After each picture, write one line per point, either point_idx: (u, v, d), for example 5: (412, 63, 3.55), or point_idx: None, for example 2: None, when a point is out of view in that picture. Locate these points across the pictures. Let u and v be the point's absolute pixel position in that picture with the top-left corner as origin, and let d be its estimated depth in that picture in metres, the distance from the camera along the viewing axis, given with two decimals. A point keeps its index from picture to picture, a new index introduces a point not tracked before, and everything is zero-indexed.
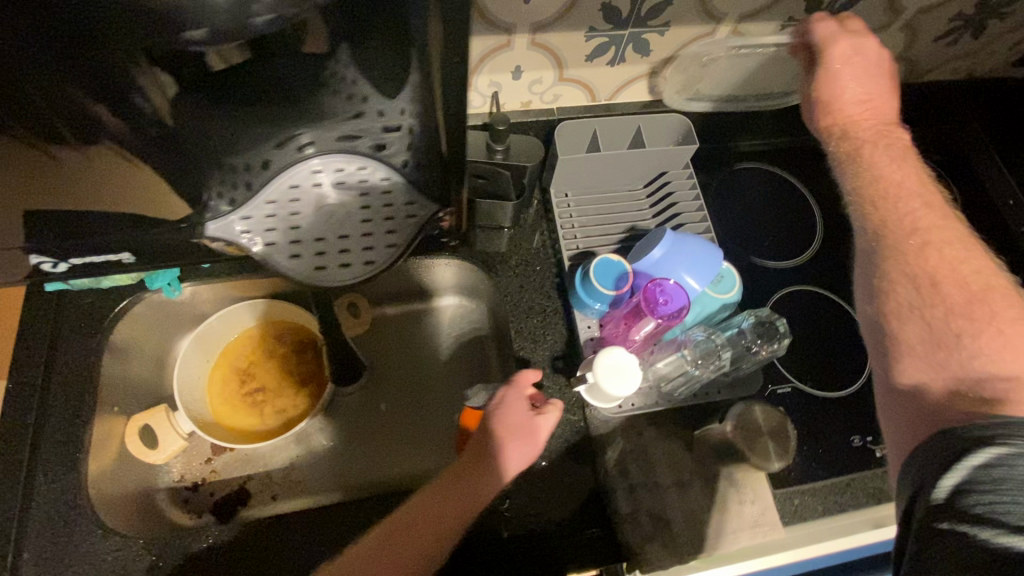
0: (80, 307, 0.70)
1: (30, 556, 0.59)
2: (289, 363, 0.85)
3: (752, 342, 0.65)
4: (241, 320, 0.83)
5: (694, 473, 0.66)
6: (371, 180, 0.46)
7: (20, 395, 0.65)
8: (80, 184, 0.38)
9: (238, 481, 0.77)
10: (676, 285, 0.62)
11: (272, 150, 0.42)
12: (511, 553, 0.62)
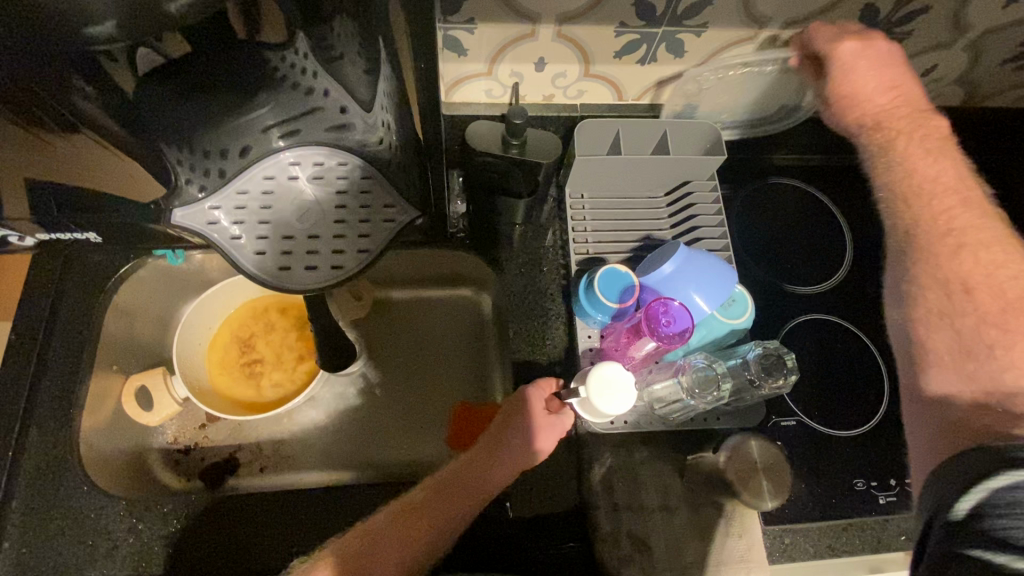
0: (89, 266, 0.71)
1: (19, 504, 0.60)
2: (291, 338, 0.86)
3: (755, 376, 0.59)
4: (247, 290, 0.84)
5: (681, 498, 0.64)
6: (342, 180, 0.52)
7: (23, 347, 0.66)
8: (74, 169, 0.50)
9: (228, 450, 0.78)
10: (682, 306, 0.59)
11: (249, 141, 0.49)
12: (486, 558, 0.61)
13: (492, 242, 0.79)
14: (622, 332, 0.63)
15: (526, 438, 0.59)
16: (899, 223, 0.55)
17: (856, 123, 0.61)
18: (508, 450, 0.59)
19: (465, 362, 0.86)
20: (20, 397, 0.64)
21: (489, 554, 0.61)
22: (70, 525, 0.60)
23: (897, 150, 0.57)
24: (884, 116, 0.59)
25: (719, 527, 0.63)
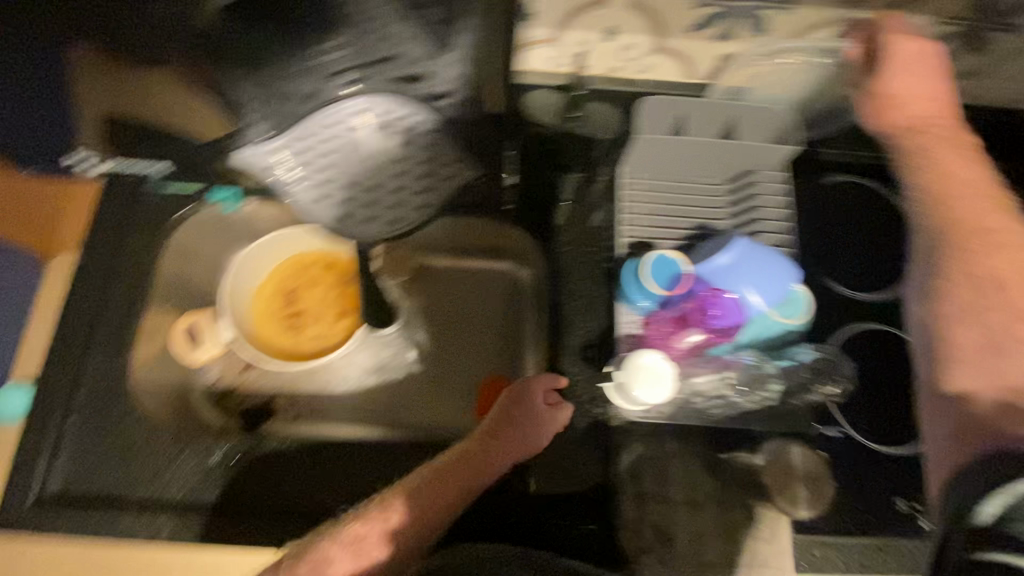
0: (150, 205, 0.74)
1: (76, 419, 0.64)
2: (332, 295, 0.86)
3: (809, 378, 0.65)
4: (292, 244, 0.84)
5: (710, 495, 0.62)
6: (404, 121, 0.68)
7: (88, 276, 0.70)
8: (145, 105, 0.61)
9: (266, 395, 0.81)
10: (735, 300, 0.57)
11: (324, 85, 0.59)
12: (506, 533, 0.61)
13: (540, 218, 0.78)
14: (667, 321, 0.60)
15: (523, 433, 0.60)
16: (927, 226, 0.59)
17: (895, 124, 0.62)
18: (507, 443, 0.59)
19: (499, 336, 0.85)
20: (81, 323, 0.67)
21: (507, 527, 0.61)
22: (122, 448, 0.64)
23: (931, 155, 0.60)
24: (928, 122, 0.62)
25: (747, 529, 0.61)
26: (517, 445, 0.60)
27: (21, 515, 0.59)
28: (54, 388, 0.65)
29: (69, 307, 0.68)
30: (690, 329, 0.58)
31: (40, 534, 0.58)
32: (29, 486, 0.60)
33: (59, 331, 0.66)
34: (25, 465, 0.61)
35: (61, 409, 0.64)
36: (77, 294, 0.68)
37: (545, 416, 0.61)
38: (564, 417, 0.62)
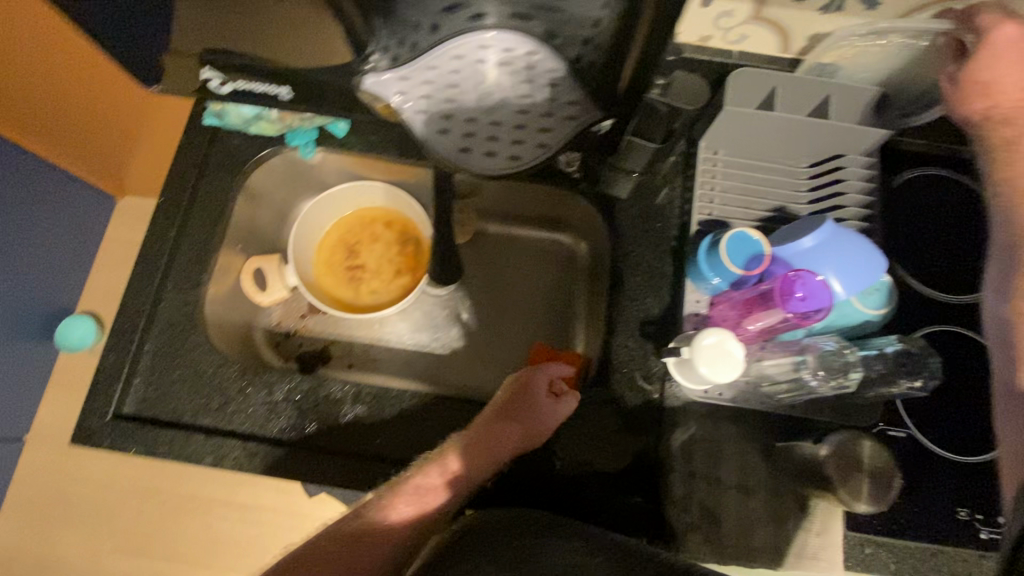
0: (226, 145, 0.74)
1: (151, 348, 0.67)
2: (392, 251, 0.89)
3: (890, 372, 0.59)
4: (358, 198, 0.86)
5: (762, 482, 0.61)
6: (533, 65, 0.52)
7: (168, 211, 0.72)
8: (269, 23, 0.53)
9: (322, 342, 0.83)
10: (821, 283, 0.55)
11: (445, 16, 0.48)
12: (548, 497, 0.62)
13: (610, 189, 0.75)
14: (740, 302, 0.59)
15: (523, 424, 0.60)
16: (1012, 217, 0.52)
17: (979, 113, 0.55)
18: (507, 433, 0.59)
19: (551, 305, 0.86)
20: (161, 256, 0.70)
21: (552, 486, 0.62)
22: (192, 376, 0.66)
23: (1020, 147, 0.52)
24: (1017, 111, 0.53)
25: (795, 519, 0.60)
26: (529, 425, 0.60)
27: (103, 427, 0.63)
28: (134, 316, 0.68)
29: (149, 239, 0.70)
30: (769, 311, 0.56)
31: (124, 450, 0.63)
32: (109, 402, 0.64)
33: (141, 261, 0.70)
34: (106, 382, 0.65)
35: (138, 336, 0.67)
36: (158, 226, 0.71)
37: (546, 407, 0.61)
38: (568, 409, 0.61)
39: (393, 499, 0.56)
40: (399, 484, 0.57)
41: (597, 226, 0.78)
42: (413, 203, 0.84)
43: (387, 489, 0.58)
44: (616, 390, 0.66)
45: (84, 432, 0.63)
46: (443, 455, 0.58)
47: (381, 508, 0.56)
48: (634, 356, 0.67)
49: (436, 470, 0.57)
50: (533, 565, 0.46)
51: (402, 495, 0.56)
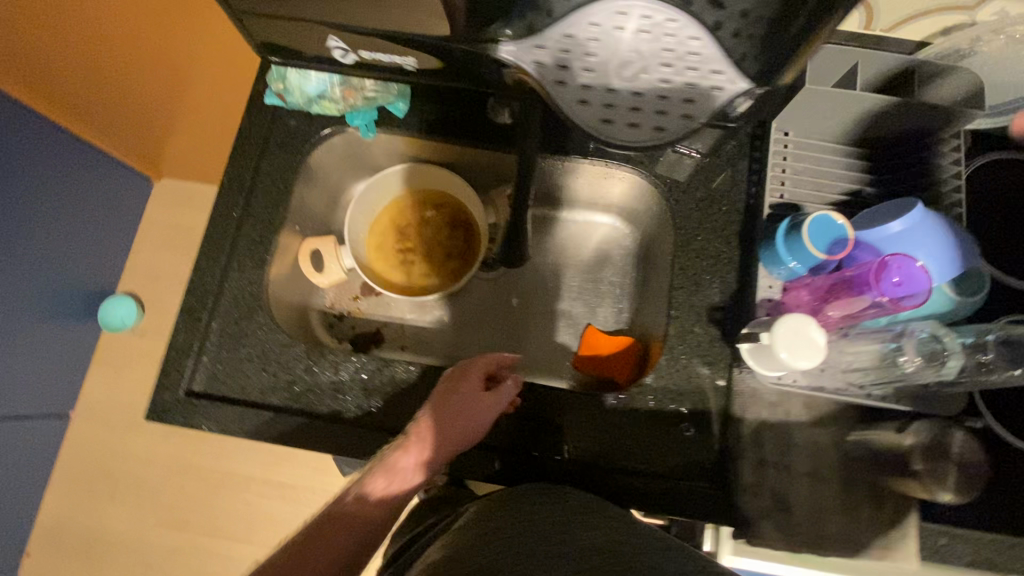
0: (285, 126, 0.74)
1: (218, 326, 0.67)
2: (442, 235, 0.88)
3: (989, 359, 0.54)
4: (410, 181, 0.86)
5: (835, 471, 0.60)
6: (676, 32, 0.45)
7: (230, 190, 0.72)
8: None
9: (376, 323, 0.84)
10: (920, 267, 0.53)
11: None
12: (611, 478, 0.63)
13: (674, 171, 0.73)
14: (821, 287, 0.58)
15: (465, 414, 0.60)
16: None
17: None
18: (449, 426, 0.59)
19: (602, 290, 0.86)
20: (226, 236, 0.70)
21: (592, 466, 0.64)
22: (260, 356, 0.67)
23: None
24: None
25: (868, 510, 0.59)
26: (483, 409, 0.60)
27: (176, 403, 0.64)
28: (201, 295, 0.68)
29: (213, 218, 0.71)
30: (858, 297, 0.54)
31: (197, 428, 0.64)
32: (181, 380, 0.65)
33: (207, 241, 0.70)
34: (177, 360, 0.66)
35: (206, 315, 0.67)
36: (222, 206, 0.71)
37: (486, 398, 0.61)
38: (509, 395, 0.62)
39: (373, 479, 0.56)
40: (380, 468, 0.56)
41: (657, 210, 0.77)
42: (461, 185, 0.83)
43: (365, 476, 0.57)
44: (681, 375, 0.65)
45: (157, 410, 0.64)
46: (408, 441, 0.57)
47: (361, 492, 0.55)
48: (701, 341, 0.66)
49: (409, 455, 0.56)
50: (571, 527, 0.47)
51: (381, 477, 0.56)
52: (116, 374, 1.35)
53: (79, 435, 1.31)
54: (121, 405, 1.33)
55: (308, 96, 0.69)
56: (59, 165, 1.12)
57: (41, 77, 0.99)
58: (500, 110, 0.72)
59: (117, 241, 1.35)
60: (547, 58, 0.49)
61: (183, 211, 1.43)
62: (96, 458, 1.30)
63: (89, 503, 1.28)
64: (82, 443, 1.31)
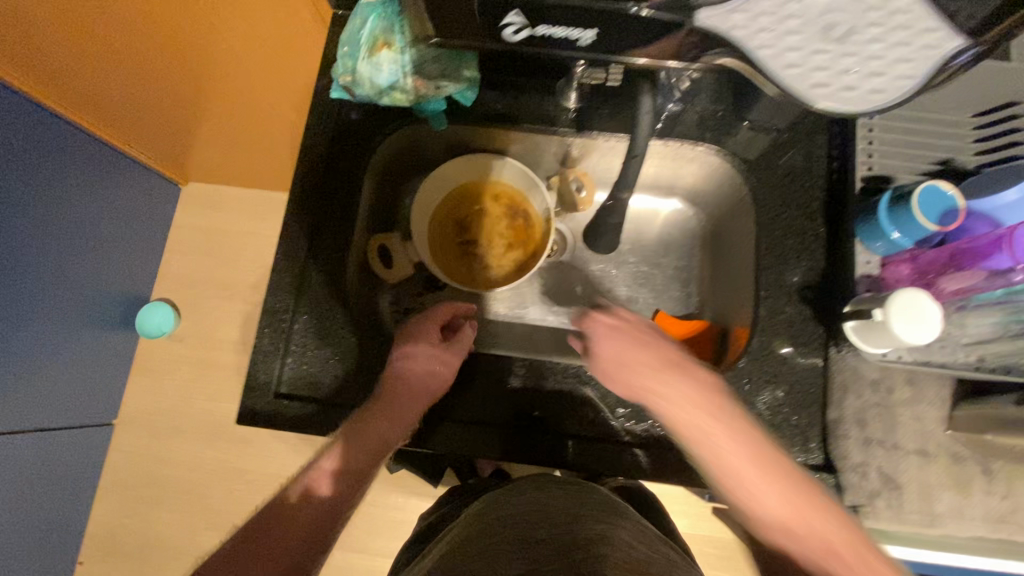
0: (349, 122, 0.72)
1: (303, 327, 0.67)
2: (501, 224, 0.85)
3: None
4: (470, 174, 0.82)
5: (940, 448, 0.61)
6: None
7: (302, 190, 0.70)
8: None
9: None
10: None
11: None
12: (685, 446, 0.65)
13: (750, 148, 0.71)
14: (930, 261, 0.57)
15: (423, 367, 0.64)
16: None
17: None
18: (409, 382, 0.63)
19: (670, 275, 0.84)
20: (302, 237, 0.69)
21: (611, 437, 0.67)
22: (344, 355, 0.67)
23: None
24: None
25: (979, 485, 0.60)
26: (442, 367, 0.65)
27: (267, 405, 0.64)
28: (284, 297, 0.67)
29: (287, 219, 0.69)
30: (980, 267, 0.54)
31: (289, 430, 0.64)
32: (268, 384, 0.65)
33: (283, 242, 0.69)
34: (265, 362, 0.65)
35: (291, 315, 0.67)
36: (295, 207, 0.70)
37: (442, 345, 0.67)
38: (466, 337, 0.69)
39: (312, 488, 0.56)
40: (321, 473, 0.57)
41: (732, 189, 0.74)
42: (530, 178, 0.80)
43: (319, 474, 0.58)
44: (777, 357, 0.64)
45: (248, 414, 0.64)
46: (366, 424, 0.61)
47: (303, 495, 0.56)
48: (793, 321, 0.65)
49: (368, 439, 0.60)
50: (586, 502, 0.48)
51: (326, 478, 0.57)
52: (158, 383, 1.13)
53: (127, 446, 1.10)
54: (175, 412, 1.12)
55: (379, 88, 0.67)
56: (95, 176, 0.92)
57: (94, 95, 0.81)
58: (569, 92, 0.69)
59: (139, 246, 1.09)
60: (773, 42, 0.39)
61: (185, 207, 1.18)
62: (142, 467, 1.10)
63: (137, 506, 1.09)
64: (124, 462, 1.10)
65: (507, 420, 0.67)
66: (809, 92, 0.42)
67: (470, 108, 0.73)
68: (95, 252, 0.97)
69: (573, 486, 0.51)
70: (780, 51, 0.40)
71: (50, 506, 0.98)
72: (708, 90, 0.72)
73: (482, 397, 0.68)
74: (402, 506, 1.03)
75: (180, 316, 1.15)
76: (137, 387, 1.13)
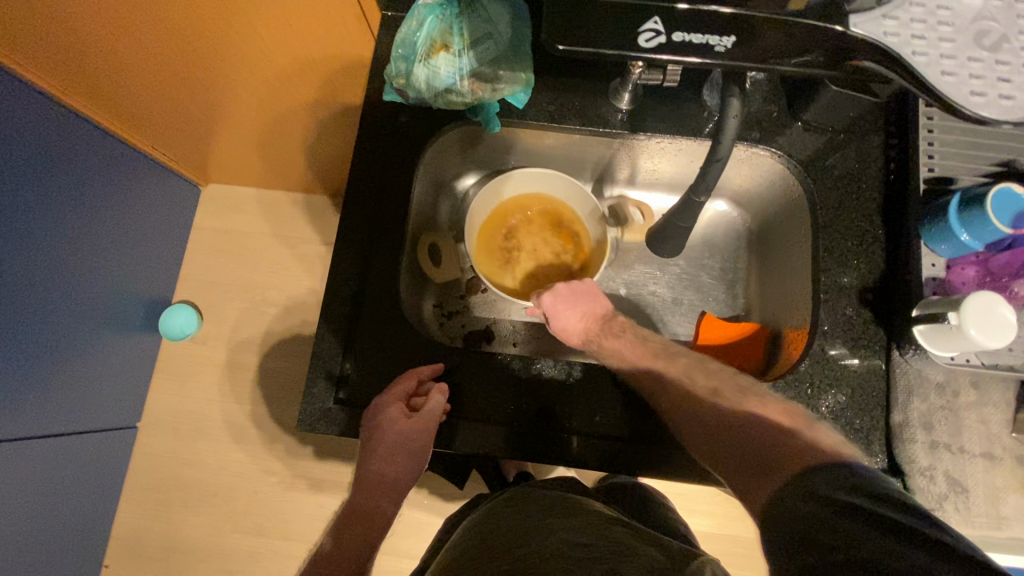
0: (400, 126, 0.72)
1: (364, 330, 0.67)
2: (545, 232, 0.85)
3: None
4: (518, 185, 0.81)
5: (1005, 450, 0.61)
6: None
7: (357, 195, 0.70)
8: None
9: (486, 322, 0.82)
10: None
11: None
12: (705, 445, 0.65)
13: (805, 149, 0.71)
14: (1001, 265, 0.59)
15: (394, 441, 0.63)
16: None
17: None
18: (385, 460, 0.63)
19: (716, 278, 0.83)
20: (358, 241, 0.69)
21: (647, 435, 0.65)
22: (402, 360, 0.67)
23: None
24: None
25: None
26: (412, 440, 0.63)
27: (329, 410, 0.65)
28: (343, 301, 0.68)
29: (342, 223, 0.69)
30: None
31: (348, 435, 0.65)
32: (327, 390, 0.66)
33: (338, 248, 0.69)
34: (323, 369, 0.66)
35: (350, 319, 0.67)
36: (351, 212, 0.70)
37: (411, 422, 0.62)
38: (435, 407, 0.62)
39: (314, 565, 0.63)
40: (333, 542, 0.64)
41: (786, 190, 0.74)
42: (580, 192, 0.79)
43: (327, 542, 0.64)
44: (837, 361, 0.63)
45: (307, 420, 0.65)
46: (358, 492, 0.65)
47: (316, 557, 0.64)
48: (853, 324, 0.64)
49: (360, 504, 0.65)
50: (551, 533, 0.49)
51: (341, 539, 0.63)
52: (183, 386, 1.08)
53: (148, 450, 1.05)
54: (201, 412, 1.07)
55: (435, 87, 0.68)
56: (116, 177, 0.86)
57: (103, 88, 0.72)
58: (624, 92, 0.70)
59: (160, 245, 1.04)
60: (929, 49, 0.41)
61: (207, 208, 1.15)
62: (166, 470, 1.05)
63: (159, 513, 1.03)
64: (146, 466, 1.05)
65: (525, 428, 0.66)
66: (968, 100, 0.41)
67: (525, 110, 0.73)
68: (114, 254, 0.92)
69: (566, 504, 0.55)
70: (937, 58, 0.41)
71: (78, 516, 0.94)
72: (760, 92, 0.72)
73: (509, 392, 0.67)
74: (432, 514, 1.00)
75: (203, 320, 1.11)
76: (160, 389, 1.08)
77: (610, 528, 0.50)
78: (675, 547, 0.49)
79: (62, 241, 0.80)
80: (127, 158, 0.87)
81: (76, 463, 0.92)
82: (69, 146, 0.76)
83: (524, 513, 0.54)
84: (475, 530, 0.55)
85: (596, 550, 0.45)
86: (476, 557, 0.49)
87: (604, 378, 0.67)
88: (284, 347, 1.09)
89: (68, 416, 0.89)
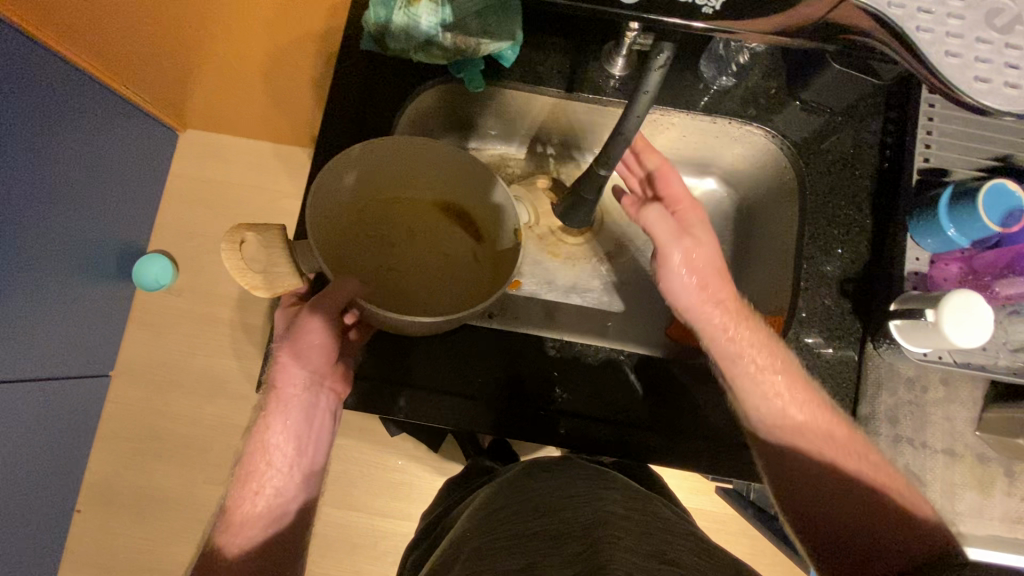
0: (382, 75, 0.67)
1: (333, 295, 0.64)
2: (442, 239, 0.73)
3: None
4: (410, 163, 0.66)
5: (968, 448, 0.61)
6: None
7: (331, 147, 0.66)
8: None
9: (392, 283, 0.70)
10: None
11: None
12: (674, 426, 0.64)
13: (802, 130, 0.68)
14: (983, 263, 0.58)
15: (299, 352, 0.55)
16: None
17: None
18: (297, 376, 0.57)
19: None
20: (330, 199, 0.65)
21: (617, 417, 0.64)
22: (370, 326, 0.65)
23: None
24: None
25: (1001, 485, 0.61)
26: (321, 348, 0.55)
27: None
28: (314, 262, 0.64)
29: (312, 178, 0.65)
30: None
31: None
32: None
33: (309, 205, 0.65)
34: None
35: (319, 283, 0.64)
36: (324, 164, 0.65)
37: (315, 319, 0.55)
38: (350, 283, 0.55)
39: (249, 503, 0.53)
40: (244, 478, 0.54)
41: (777, 174, 0.71)
42: (497, 183, 0.65)
43: (231, 488, 0.55)
44: (812, 350, 0.62)
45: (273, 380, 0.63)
46: (267, 423, 0.55)
47: (235, 506, 0.53)
48: (831, 314, 0.63)
49: (279, 427, 0.55)
50: (583, 501, 0.48)
51: (271, 451, 0.55)
52: (159, 337, 1.06)
53: (120, 399, 1.03)
54: (174, 364, 1.05)
55: (411, 41, 0.65)
56: (80, 114, 0.80)
57: None
58: (617, 57, 0.67)
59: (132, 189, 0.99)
60: (935, 27, 0.38)
61: (182, 153, 1.09)
62: (139, 421, 1.03)
63: (132, 461, 1.02)
64: (118, 414, 1.03)
65: (493, 402, 0.64)
66: (970, 87, 0.38)
67: (513, 70, 0.69)
68: (84, 200, 0.87)
69: (602, 478, 0.54)
70: (942, 37, 0.38)
71: (48, 463, 0.92)
72: (760, 66, 0.69)
73: (477, 364, 0.65)
74: (403, 474, 1.01)
75: (179, 271, 1.07)
76: (132, 339, 1.05)
77: (645, 511, 0.49)
78: (702, 534, 0.50)
79: (24, 184, 0.74)
80: (89, 93, 0.81)
81: (44, 410, 0.89)
82: (29, 79, 0.70)
83: (563, 483, 0.52)
84: (503, 488, 0.55)
85: (634, 525, 0.45)
86: (501, 513, 0.49)
87: (581, 356, 0.66)
88: (258, 303, 1.06)
89: (36, 363, 0.86)
